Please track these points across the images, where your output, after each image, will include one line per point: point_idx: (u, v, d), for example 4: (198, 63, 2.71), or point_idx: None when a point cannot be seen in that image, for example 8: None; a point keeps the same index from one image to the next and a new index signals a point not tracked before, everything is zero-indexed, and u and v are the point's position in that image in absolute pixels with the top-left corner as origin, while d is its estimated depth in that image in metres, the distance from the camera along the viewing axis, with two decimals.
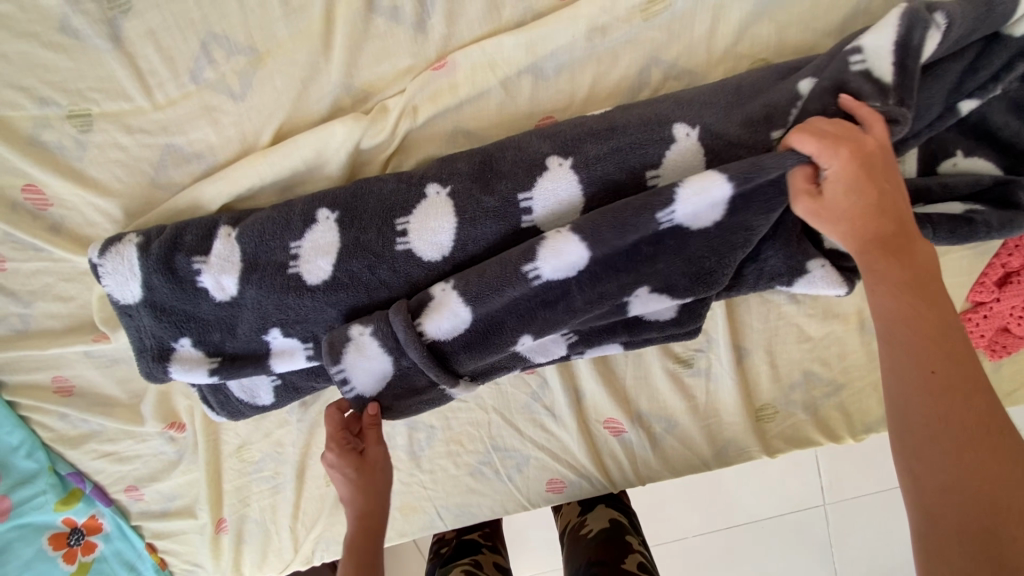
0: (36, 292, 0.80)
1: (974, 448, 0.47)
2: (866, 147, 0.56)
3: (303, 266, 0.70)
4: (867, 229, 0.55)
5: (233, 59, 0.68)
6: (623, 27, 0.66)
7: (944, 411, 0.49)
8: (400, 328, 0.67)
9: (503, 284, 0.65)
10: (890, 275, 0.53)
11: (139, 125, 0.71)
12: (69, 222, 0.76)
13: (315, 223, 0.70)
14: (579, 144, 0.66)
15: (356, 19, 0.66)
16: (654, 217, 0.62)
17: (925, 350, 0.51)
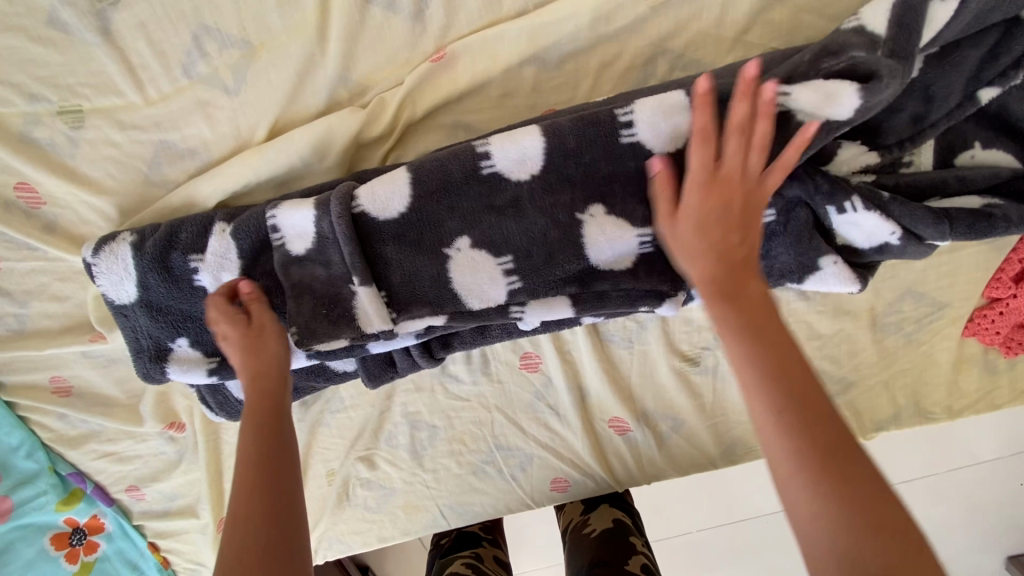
0: (32, 292, 0.79)
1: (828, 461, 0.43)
2: (729, 172, 0.55)
3: (285, 244, 0.65)
4: (714, 263, 0.54)
5: (226, 52, 0.66)
6: (628, 16, 0.64)
7: (820, 474, 0.43)
8: (336, 209, 0.63)
9: (449, 166, 0.63)
10: (731, 315, 0.51)
11: (131, 121, 0.69)
12: (63, 220, 0.75)
13: (296, 205, 0.64)
14: (562, 139, 0.62)
15: (352, 10, 0.63)
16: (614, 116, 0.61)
17: (786, 390, 0.46)
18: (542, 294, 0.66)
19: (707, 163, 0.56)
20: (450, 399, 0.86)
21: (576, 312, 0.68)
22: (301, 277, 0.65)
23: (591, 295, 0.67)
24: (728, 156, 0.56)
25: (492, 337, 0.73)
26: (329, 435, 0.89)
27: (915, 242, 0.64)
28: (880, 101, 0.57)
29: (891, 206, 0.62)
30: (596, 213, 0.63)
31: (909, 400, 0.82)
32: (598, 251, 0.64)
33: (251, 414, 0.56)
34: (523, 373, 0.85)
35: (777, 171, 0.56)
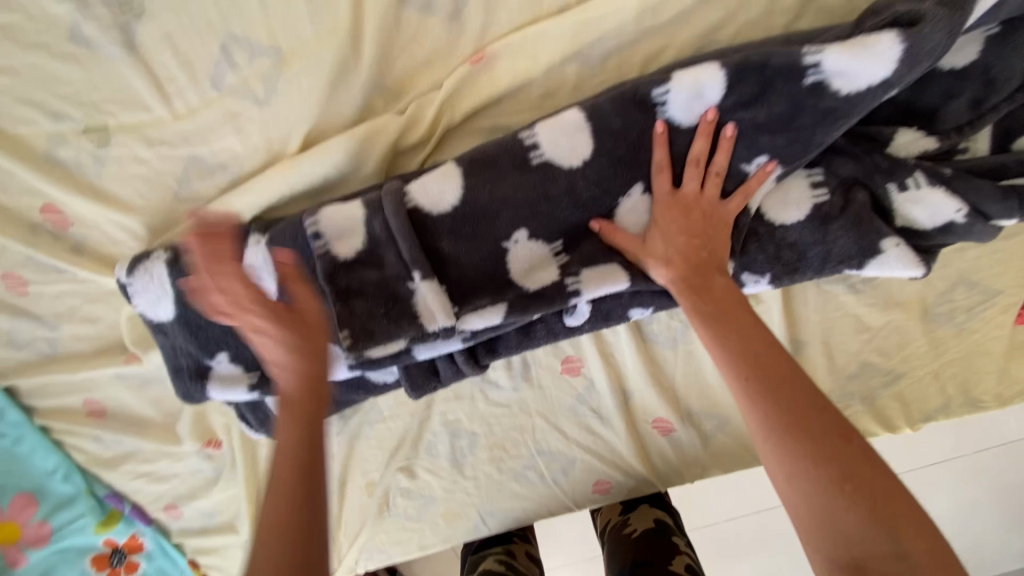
0: (62, 315, 0.77)
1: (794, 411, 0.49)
2: (687, 192, 0.61)
3: (330, 248, 0.62)
4: (680, 267, 0.60)
5: (256, 62, 0.64)
6: (675, 8, 0.61)
7: (789, 440, 0.48)
8: (391, 211, 0.61)
9: (496, 161, 0.62)
10: (702, 307, 0.57)
11: (158, 137, 0.67)
12: (92, 241, 0.73)
13: (341, 207, 0.63)
14: (606, 122, 0.61)
15: (386, 12, 0.61)
16: (651, 94, 0.60)
17: (747, 365, 0.52)
18: (600, 262, 0.64)
19: (670, 188, 0.62)
20: (489, 406, 0.84)
21: (632, 283, 0.64)
22: (351, 281, 0.63)
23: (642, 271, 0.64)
24: (687, 184, 0.61)
25: (538, 340, 0.70)
26: (367, 447, 0.88)
27: (981, 220, 0.61)
28: (932, 45, 0.56)
29: (954, 183, 0.61)
30: (635, 191, 0.63)
31: (959, 389, 0.80)
32: (635, 226, 0.64)
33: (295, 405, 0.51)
34: (564, 377, 0.83)
35: (737, 197, 0.61)
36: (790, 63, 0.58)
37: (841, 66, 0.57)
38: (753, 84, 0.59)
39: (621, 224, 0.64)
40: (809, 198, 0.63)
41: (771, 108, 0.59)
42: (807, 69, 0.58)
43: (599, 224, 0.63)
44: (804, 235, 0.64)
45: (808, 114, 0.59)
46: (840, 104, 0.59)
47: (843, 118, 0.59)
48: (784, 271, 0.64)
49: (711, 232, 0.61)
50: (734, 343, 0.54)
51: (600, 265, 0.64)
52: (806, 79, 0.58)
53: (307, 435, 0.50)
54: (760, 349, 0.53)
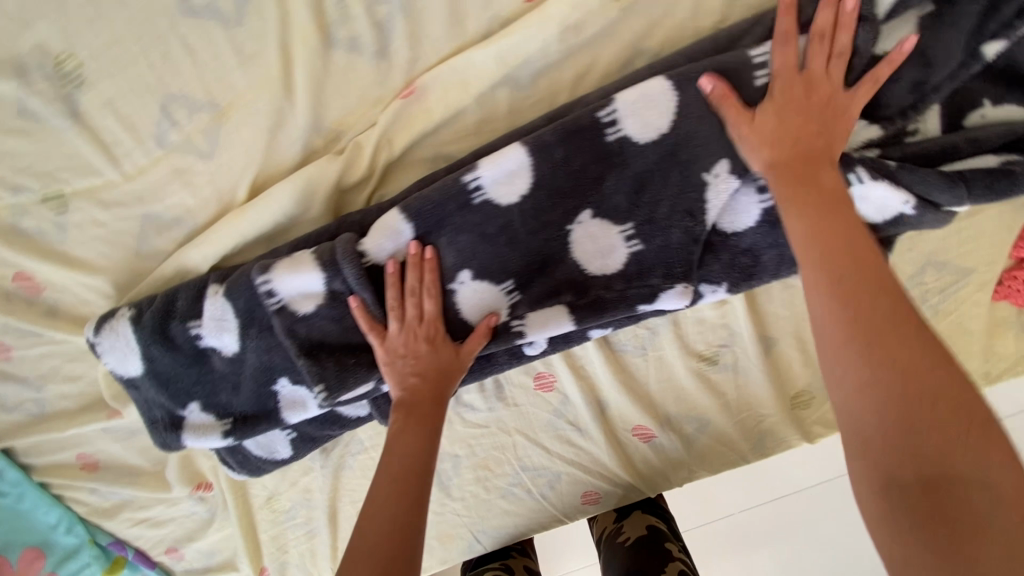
0: (46, 375, 0.80)
1: (880, 325, 0.47)
2: (814, 70, 0.55)
3: (290, 305, 0.64)
4: (783, 153, 0.54)
5: (196, 117, 0.65)
6: (598, 21, 0.59)
7: (874, 351, 0.46)
8: (352, 276, 0.62)
9: (444, 205, 0.62)
10: (809, 199, 0.52)
11: (114, 199, 0.69)
12: (64, 302, 0.75)
13: (292, 267, 0.63)
14: (548, 150, 0.60)
15: (313, 57, 0.62)
16: (597, 116, 0.59)
17: (840, 264, 0.50)
18: (546, 302, 0.65)
19: (794, 64, 0.55)
20: (466, 428, 0.85)
21: (577, 325, 0.65)
22: (310, 334, 0.64)
23: (586, 301, 0.64)
24: (814, 61, 0.55)
25: (499, 364, 0.70)
26: (352, 476, 0.87)
27: (931, 209, 0.59)
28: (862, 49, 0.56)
29: (899, 174, 0.58)
30: (584, 217, 0.62)
31: None
32: (587, 252, 0.63)
33: (405, 431, 0.60)
34: (538, 394, 0.82)
35: (866, 82, 0.55)
36: (738, 67, 0.57)
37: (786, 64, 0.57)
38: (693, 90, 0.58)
39: (698, 123, 0.58)
40: (752, 204, 0.62)
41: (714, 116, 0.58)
42: (756, 71, 0.57)
43: (708, 84, 0.57)
44: (755, 239, 0.63)
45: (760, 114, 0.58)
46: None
47: None
48: (740, 274, 0.65)
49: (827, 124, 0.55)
50: (822, 243, 0.51)
51: (549, 303, 0.65)
52: (755, 81, 0.57)
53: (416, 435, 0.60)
54: (855, 252, 0.50)
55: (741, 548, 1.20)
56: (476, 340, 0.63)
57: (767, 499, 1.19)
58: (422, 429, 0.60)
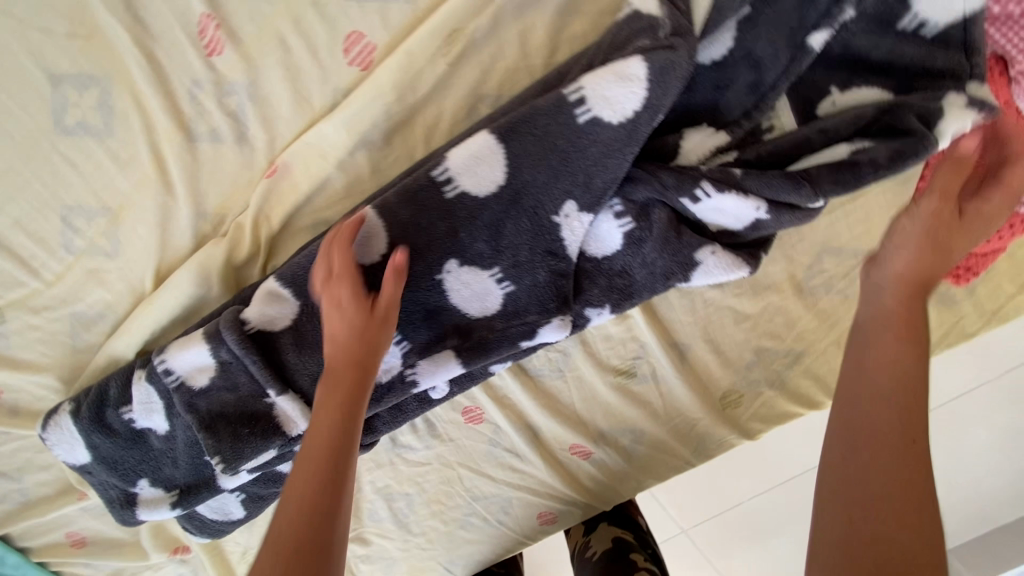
0: (22, 467, 0.87)
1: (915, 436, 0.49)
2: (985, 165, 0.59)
3: (186, 381, 0.65)
4: (948, 207, 0.56)
5: (95, 222, 0.71)
6: (431, 77, 0.62)
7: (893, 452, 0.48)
8: (235, 346, 0.63)
9: (317, 271, 0.64)
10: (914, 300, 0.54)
11: (42, 305, 0.75)
12: (22, 401, 0.82)
13: (183, 344, 0.65)
14: (394, 214, 0.61)
15: (182, 153, 0.66)
16: (431, 175, 0.60)
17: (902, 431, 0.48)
18: (433, 349, 0.66)
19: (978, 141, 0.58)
20: (411, 468, 0.87)
21: (466, 366, 0.66)
22: (211, 405, 0.66)
23: (470, 344, 0.65)
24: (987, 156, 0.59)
25: (410, 412, 0.72)
26: None
27: (787, 210, 0.59)
28: (678, 69, 0.54)
29: (746, 182, 0.58)
30: (452, 266, 0.63)
31: None
32: (461, 296, 0.64)
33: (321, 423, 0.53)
34: (469, 427, 0.84)
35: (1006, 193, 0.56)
36: (557, 105, 0.56)
37: (603, 97, 0.55)
38: (518, 138, 0.58)
39: (531, 169, 0.59)
40: (612, 226, 0.62)
41: (548, 158, 0.58)
42: (573, 108, 0.56)
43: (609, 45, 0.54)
44: (624, 261, 0.64)
45: (589, 151, 0.57)
46: (617, 135, 0.56)
47: (626, 149, 0.57)
48: (620, 297, 0.65)
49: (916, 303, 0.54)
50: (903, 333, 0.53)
51: (437, 350, 0.66)
52: (576, 118, 0.56)
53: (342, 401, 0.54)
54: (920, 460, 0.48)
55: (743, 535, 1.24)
56: (390, 283, 0.57)
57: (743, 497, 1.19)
58: (345, 397, 0.54)
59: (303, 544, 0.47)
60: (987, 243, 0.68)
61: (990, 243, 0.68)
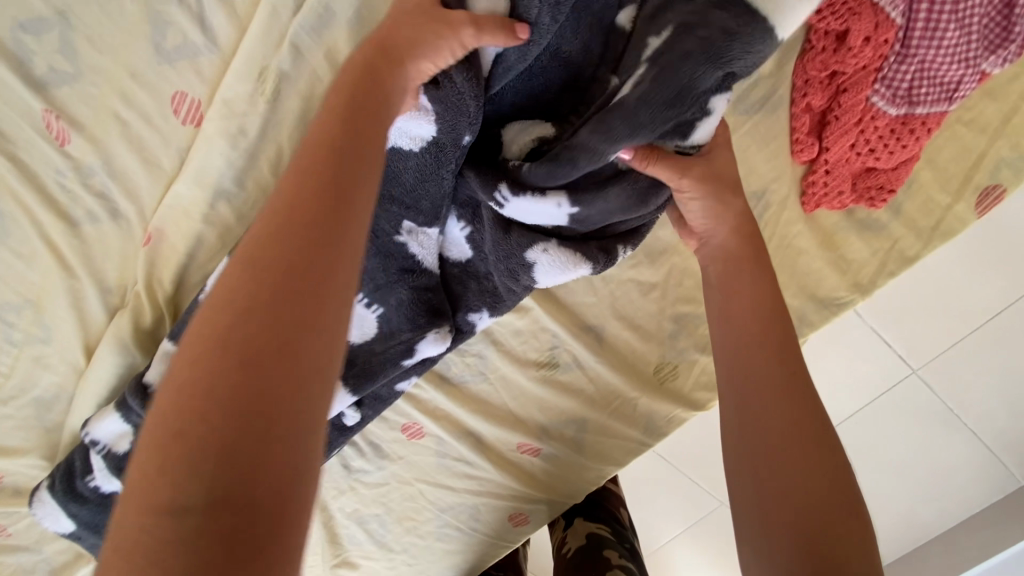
0: (40, 538, 0.96)
1: (802, 393, 0.52)
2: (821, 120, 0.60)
3: (111, 448, 0.71)
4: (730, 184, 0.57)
5: (22, 315, 0.76)
6: (257, 118, 0.63)
7: (788, 413, 0.51)
8: (140, 409, 0.68)
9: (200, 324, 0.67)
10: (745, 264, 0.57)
11: (6, 396, 0.83)
12: (21, 481, 0.91)
13: (102, 414, 0.70)
14: None
15: (69, 238, 0.71)
16: None
17: (782, 378, 0.52)
18: None
19: (817, 76, 0.57)
20: (371, 490, 0.89)
21: (356, 394, 0.66)
22: None
23: (354, 371, 0.66)
24: (817, 98, 0.58)
25: (333, 442, 0.73)
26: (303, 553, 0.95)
27: (595, 199, 0.55)
28: (458, 94, 0.51)
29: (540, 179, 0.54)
30: None
31: (801, 298, 0.70)
32: None
33: (293, 228, 0.39)
34: (414, 443, 0.84)
35: (809, 143, 0.61)
36: None
37: (399, 128, 0.55)
38: None
39: None
40: (457, 230, 0.64)
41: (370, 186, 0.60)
42: None
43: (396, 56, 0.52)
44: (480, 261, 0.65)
45: (404, 176, 0.58)
46: (425, 160, 0.56)
47: (439, 167, 0.57)
48: (490, 299, 0.67)
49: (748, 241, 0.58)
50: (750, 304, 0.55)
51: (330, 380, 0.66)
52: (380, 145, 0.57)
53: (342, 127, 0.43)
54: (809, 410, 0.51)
55: None
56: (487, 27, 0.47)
57: None
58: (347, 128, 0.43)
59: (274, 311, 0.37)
60: (888, 156, 0.61)
61: (892, 155, 0.61)
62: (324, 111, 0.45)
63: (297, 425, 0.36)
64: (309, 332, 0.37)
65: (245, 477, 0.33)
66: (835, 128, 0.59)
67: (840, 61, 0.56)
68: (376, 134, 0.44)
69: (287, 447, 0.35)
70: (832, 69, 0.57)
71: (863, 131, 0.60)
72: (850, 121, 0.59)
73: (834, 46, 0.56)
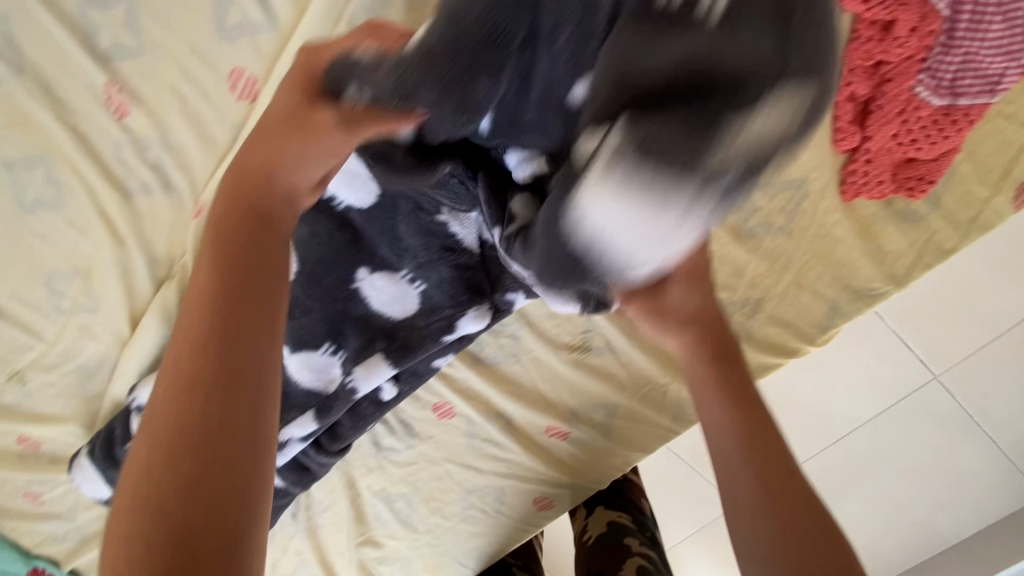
0: (73, 506, 0.99)
1: (784, 477, 0.46)
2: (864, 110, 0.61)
3: None
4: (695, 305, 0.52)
5: (73, 283, 0.79)
6: None
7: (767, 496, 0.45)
8: None
9: None
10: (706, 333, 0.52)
11: (51, 363, 0.85)
12: (59, 448, 0.94)
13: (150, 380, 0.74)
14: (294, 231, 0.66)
15: (123, 209, 0.73)
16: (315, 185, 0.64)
17: (758, 455, 0.46)
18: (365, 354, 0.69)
19: (861, 65, 0.59)
20: (400, 468, 0.90)
21: (397, 366, 0.69)
22: None
23: (398, 345, 0.69)
24: (861, 86, 0.60)
25: (370, 416, 0.75)
26: (329, 530, 0.97)
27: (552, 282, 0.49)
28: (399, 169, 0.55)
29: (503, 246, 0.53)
30: (364, 273, 0.67)
31: (834, 287, 0.71)
32: (372, 302, 0.68)
33: (203, 309, 0.38)
34: (445, 423, 0.86)
35: (852, 132, 0.62)
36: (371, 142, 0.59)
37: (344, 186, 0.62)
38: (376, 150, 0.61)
39: None
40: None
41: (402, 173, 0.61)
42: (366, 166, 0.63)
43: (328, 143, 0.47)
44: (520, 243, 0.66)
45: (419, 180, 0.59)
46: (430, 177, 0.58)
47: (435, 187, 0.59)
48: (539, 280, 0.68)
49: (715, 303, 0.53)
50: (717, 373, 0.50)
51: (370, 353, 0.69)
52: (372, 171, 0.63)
53: (239, 235, 0.41)
54: (792, 493, 0.45)
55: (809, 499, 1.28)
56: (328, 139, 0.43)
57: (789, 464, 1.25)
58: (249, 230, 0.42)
59: (191, 414, 0.35)
60: (929, 147, 0.62)
61: (934, 146, 0.62)
62: (210, 233, 0.42)
63: (237, 513, 0.33)
64: (238, 402, 0.36)
65: (191, 553, 0.31)
66: (879, 117, 0.61)
67: (885, 50, 0.57)
68: (277, 231, 0.43)
69: (215, 544, 0.32)
70: (876, 59, 0.58)
71: (907, 121, 0.61)
72: (893, 110, 0.60)
73: (879, 36, 0.57)
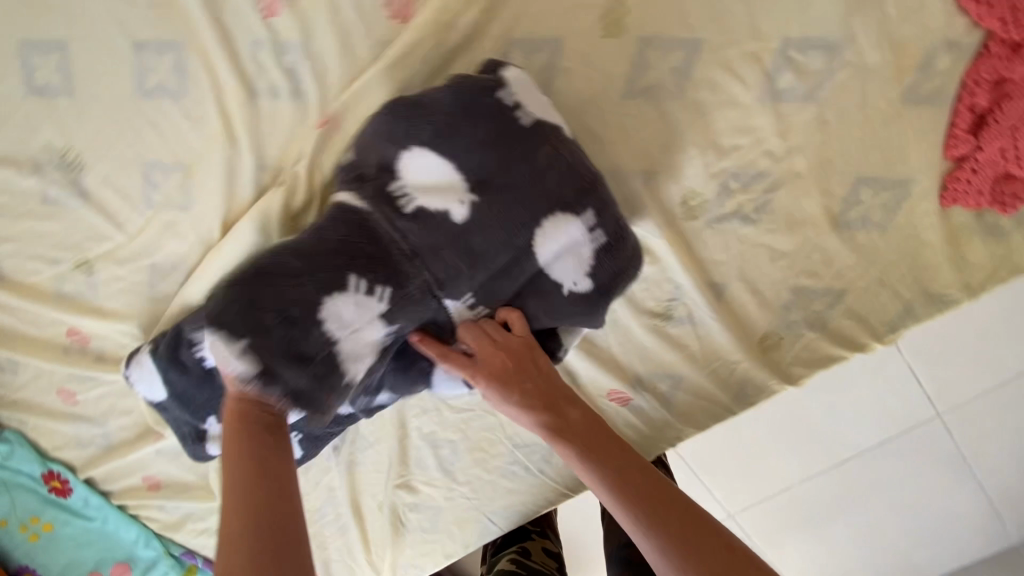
0: (106, 411, 0.96)
1: (654, 474, 0.62)
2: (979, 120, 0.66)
3: None
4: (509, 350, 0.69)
5: (171, 178, 0.79)
6: (465, 28, 0.68)
7: (649, 501, 0.60)
8: None
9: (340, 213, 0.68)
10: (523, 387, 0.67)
11: (126, 257, 0.84)
12: (107, 348, 0.92)
13: None
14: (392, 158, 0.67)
15: (246, 109, 0.73)
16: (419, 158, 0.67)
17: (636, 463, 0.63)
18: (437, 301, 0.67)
19: (988, 76, 0.64)
20: (455, 414, 0.92)
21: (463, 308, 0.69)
22: None
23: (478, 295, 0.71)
24: (984, 96, 0.65)
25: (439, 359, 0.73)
26: (367, 471, 0.97)
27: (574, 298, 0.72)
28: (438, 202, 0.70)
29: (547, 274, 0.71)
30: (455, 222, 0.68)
31: (913, 289, 0.76)
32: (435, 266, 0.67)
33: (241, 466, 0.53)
34: None
35: (966, 139, 0.67)
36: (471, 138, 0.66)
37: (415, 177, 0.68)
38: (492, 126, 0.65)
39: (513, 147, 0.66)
40: (587, 245, 0.70)
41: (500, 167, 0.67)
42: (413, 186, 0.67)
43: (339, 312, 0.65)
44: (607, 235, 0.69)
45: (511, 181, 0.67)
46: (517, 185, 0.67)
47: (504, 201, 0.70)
48: (580, 317, 0.73)
49: (530, 347, 0.70)
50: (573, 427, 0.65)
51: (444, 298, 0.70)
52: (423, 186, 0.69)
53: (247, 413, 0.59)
54: (666, 491, 0.61)
55: (797, 523, 1.30)
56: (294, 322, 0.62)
57: (783, 486, 1.27)
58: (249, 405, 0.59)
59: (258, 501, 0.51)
60: None
61: None
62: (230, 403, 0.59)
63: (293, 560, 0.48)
64: (288, 559, 0.48)
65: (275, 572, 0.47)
66: (994, 128, 0.66)
67: (1011, 67, 0.63)
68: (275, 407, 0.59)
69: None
70: (1002, 74, 0.64)
71: (1016, 138, 0.66)
72: (1008, 125, 0.65)
73: (1010, 53, 0.63)
